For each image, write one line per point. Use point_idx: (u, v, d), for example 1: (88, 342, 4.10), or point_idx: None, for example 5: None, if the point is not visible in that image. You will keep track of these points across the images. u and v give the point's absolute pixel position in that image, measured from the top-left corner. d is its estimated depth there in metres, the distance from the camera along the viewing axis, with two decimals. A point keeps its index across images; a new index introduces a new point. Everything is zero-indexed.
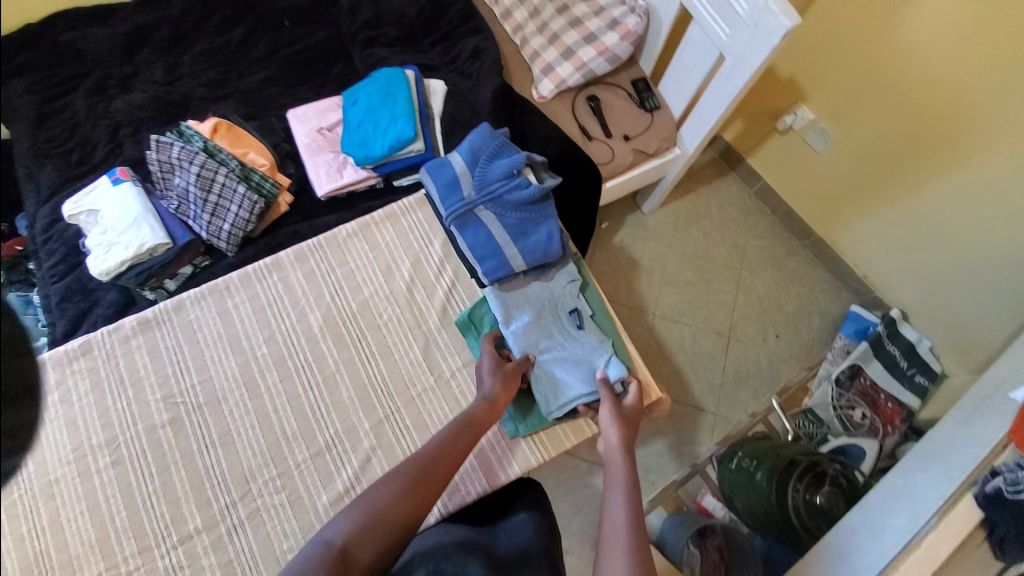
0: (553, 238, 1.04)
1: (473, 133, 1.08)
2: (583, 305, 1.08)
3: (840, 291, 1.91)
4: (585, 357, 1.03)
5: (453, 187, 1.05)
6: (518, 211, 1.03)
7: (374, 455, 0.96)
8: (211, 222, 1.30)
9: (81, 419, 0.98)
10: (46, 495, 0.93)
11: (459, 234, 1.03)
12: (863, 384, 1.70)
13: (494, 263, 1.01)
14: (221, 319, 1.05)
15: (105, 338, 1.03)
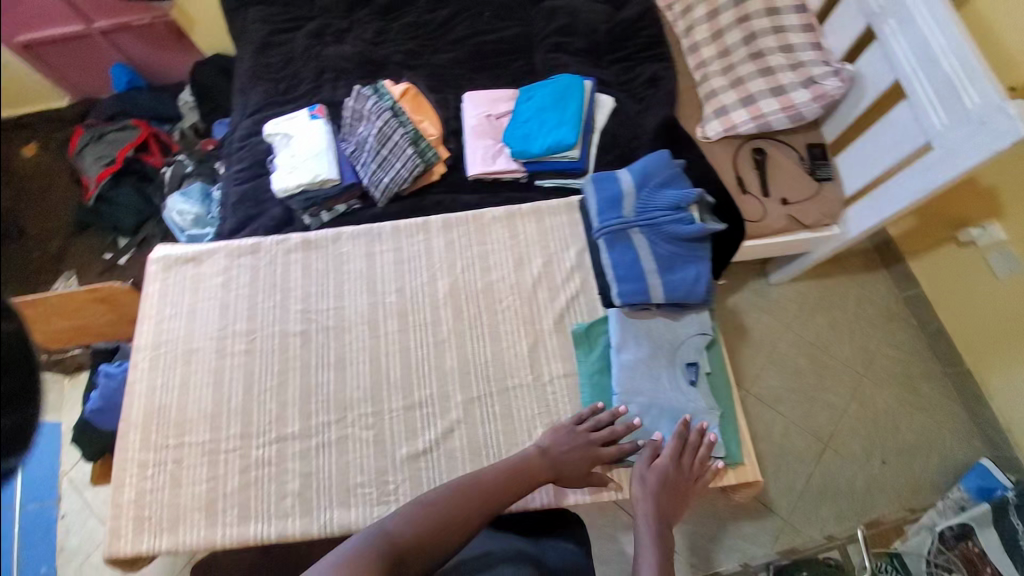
0: (699, 282, 1.00)
1: (649, 157, 1.06)
2: (704, 362, 1.01)
3: (977, 439, 1.64)
4: (689, 416, 0.96)
5: (616, 203, 1.05)
6: (671, 246, 1.02)
7: (458, 428, 0.99)
8: (375, 173, 1.45)
9: (235, 305, 1.12)
10: (190, 358, 1.09)
11: (606, 249, 1.03)
12: (967, 551, 1.38)
13: (630, 288, 0.99)
14: (366, 260, 1.15)
15: (272, 246, 1.17)
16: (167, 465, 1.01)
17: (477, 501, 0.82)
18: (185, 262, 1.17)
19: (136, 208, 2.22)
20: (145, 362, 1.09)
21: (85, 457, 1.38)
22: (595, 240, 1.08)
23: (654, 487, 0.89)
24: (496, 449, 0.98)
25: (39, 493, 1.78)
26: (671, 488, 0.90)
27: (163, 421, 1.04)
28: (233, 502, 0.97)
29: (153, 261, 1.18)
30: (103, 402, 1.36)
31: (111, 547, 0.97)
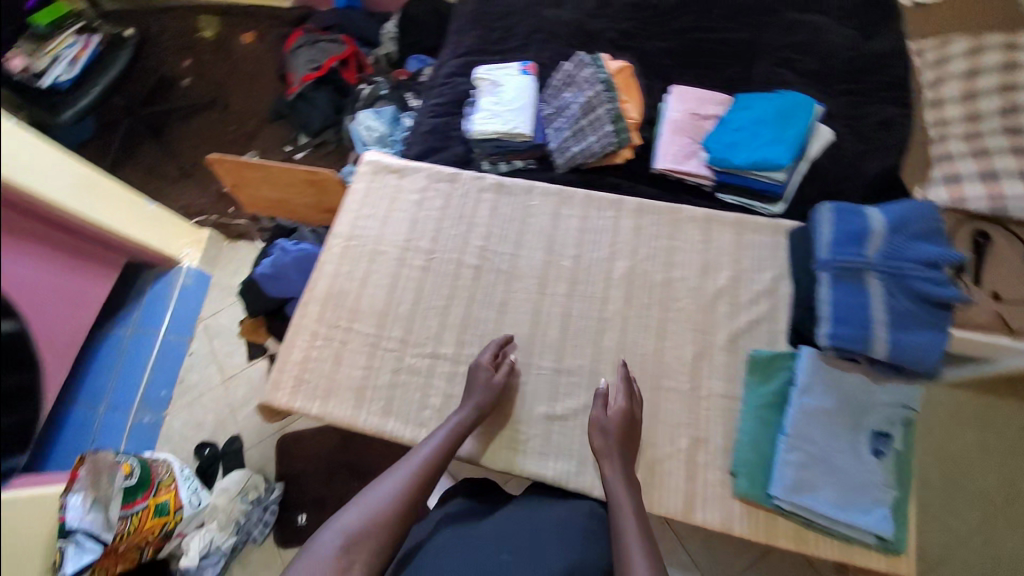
0: (935, 353, 0.89)
1: (910, 203, 0.97)
2: (892, 437, 0.93)
3: None
4: (863, 486, 0.89)
5: (858, 239, 0.96)
6: (913, 304, 0.92)
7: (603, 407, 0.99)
8: (566, 140, 1.47)
9: (423, 223, 1.20)
10: (374, 257, 1.18)
11: (829, 284, 0.96)
12: None
13: (849, 333, 0.91)
14: (551, 219, 1.16)
15: (469, 180, 1.23)
16: (334, 341, 1.11)
17: (413, 471, 0.84)
18: (390, 171, 1.27)
19: (325, 114, 2.46)
20: (336, 248, 1.20)
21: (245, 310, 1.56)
22: (814, 271, 1.00)
23: (607, 428, 0.90)
24: None
25: (180, 328, 2.17)
26: (628, 430, 0.91)
27: (338, 304, 1.14)
28: (379, 396, 1.05)
29: (365, 162, 1.29)
30: (274, 269, 1.53)
31: (269, 396, 1.08)
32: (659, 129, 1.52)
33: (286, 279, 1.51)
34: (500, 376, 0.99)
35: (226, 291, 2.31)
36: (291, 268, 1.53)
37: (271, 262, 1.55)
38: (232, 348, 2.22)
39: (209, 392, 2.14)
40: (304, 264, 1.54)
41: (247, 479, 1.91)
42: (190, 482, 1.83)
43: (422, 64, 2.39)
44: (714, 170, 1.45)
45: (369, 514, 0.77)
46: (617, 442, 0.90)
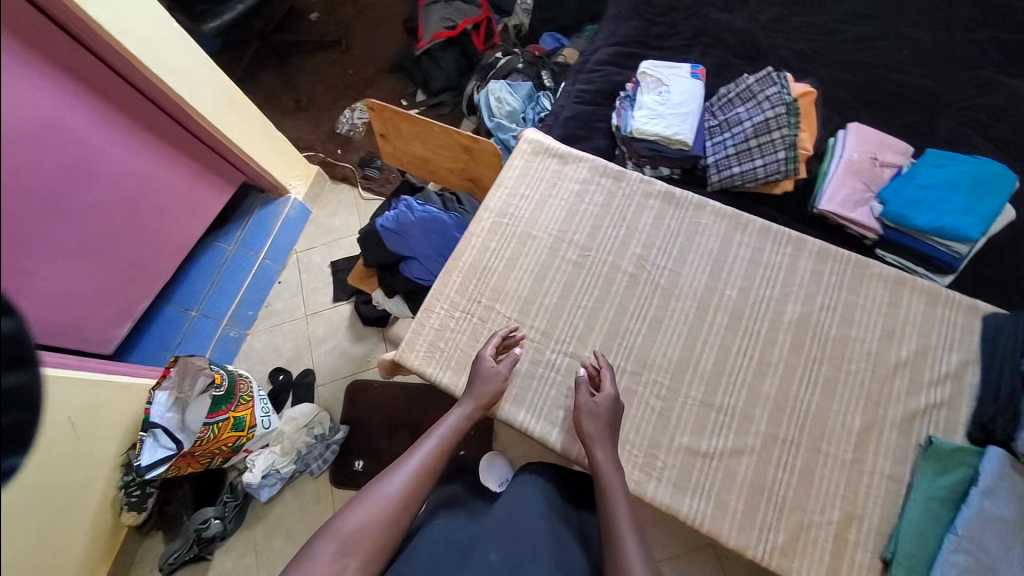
0: None
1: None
2: None
3: None
4: None
5: None
6: None
7: (751, 453, 0.96)
8: (728, 158, 1.39)
9: (580, 216, 1.15)
10: (525, 240, 1.14)
11: None
12: None
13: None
14: (721, 243, 1.10)
15: (636, 182, 1.17)
16: (473, 317, 1.09)
17: (414, 470, 0.95)
18: (553, 155, 1.22)
19: (448, 75, 2.42)
20: (487, 222, 1.17)
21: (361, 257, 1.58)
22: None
23: (600, 419, 0.92)
24: (781, 498, 0.93)
25: (276, 256, 2.23)
26: (616, 417, 0.93)
27: (482, 280, 1.12)
28: (514, 382, 1.03)
29: (528, 139, 1.24)
30: (396, 223, 1.53)
31: (404, 354, 1.08)
32: (828, 169, 1.40)
33: (413, 237, 1.50)
34: (497, 368, 0.99)
35: (321, 228, 2.34)
36: (412, 229, 1.49)
37: (395, 217, 1.55)
38: (317, 286, 2.24)
39: (289, 323, 2.18)
40: (429, 228, 1.50)
41: (315, 415, 1.95)
42: (264, 405, 1.87)
43: (557, 43, 2.29)
44: (884, 224, 1.33)
45: (373, 508, 0.87)
46: (606, 426, 0.92)
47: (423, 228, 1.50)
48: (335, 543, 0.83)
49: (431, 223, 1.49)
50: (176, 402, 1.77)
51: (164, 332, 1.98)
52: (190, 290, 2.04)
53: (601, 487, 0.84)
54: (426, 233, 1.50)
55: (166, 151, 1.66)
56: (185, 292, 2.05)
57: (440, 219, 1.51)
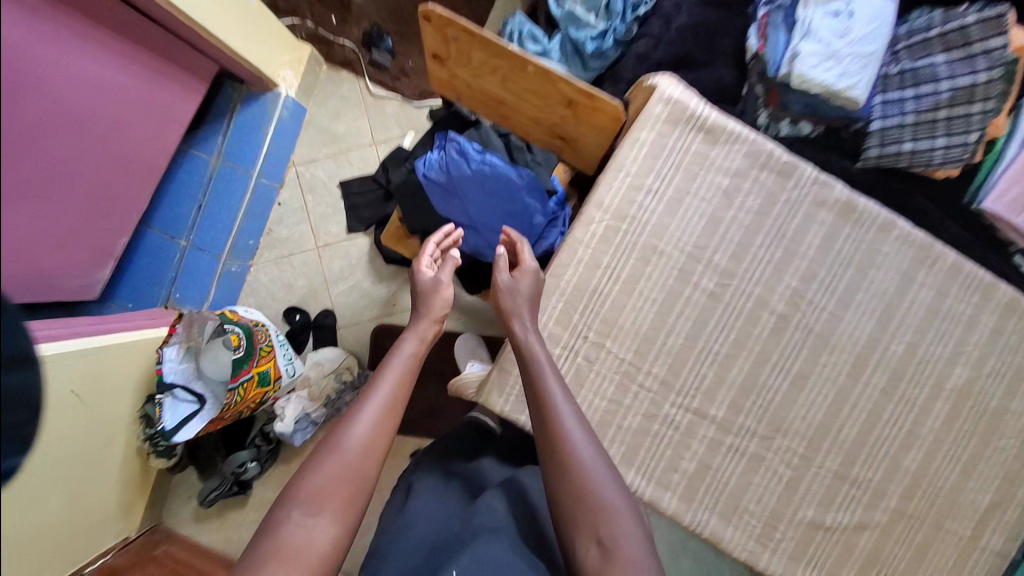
0: None
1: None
2: None
3: None
4: None
5: None
6: None
7: (875, 527, 0.91)
8: (901, 128, 1.07)
9: (725, 227, 0.86)
10: (648, 257, 0.87)
11: None
12: None
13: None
14: (898, 283, 0.88)
15: (808, 182, 0.86)
16: (576, 355, 0.89)
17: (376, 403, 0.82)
18: (697, 127, 0.86)
19: None
20: (599, 227, 0.88)
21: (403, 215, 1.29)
22: None
23: (525, 297, 0.84)
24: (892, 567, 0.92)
25: (272, 174, 1.83)
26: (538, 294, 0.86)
27: (589, 308, 0.88)
28: (624, 439, 0.90)
29: (663, 98, 0.86)
30: (443, 175, 1.19)
31: (491, 394, 0.94)
32: (1005, 150, 1.06)
33: (468, 195, 1.19)
34: (437, 278, 1.00)
35: (324, 136, 1.87)
36: (467, 185, 1.18)
37: (443, 165, 1.19)
38: (326, 211, 1.89)
39: (299, 255, 1.88)
40: (488, 186, 1.17)
41: (342, 360, 1.79)
42: (286, 350, 1.68)
43: None
44: None
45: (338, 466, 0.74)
46: (529, 304, 0.84)
47: (478, 185, 1.17)
48: (297, 505, 0.70)
49: (491, 181, 1.16)
50: (188, 353, 1.59)
51: (156, 263, 1.71)
52: (176, 215, 1.72)
53: (528, 366, 0.79)
54: (483, 193, 1.18)
55: (108, 38, 1.15)
56: (169, 215, 1.72)
57: (499, 176, 1.15)
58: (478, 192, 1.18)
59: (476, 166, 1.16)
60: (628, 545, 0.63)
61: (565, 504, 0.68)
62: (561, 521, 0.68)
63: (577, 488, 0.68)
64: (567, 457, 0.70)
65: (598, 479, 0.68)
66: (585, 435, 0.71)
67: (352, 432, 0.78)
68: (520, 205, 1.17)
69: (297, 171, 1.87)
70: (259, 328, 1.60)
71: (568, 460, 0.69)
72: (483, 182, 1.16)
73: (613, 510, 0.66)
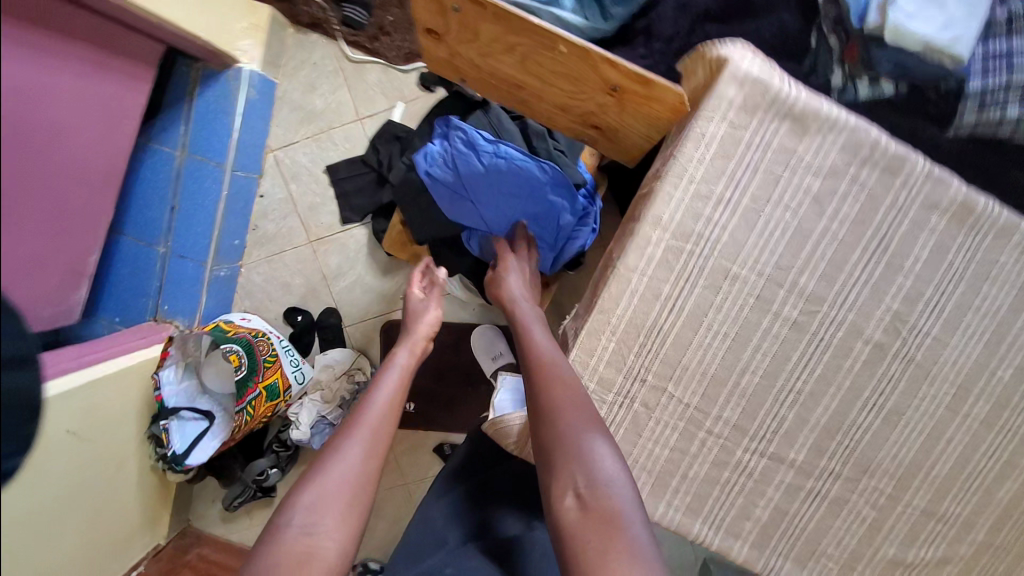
0: None
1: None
2: None
3: None
4: None
5: None
6: None
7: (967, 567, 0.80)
8: (1009, 86, 0.86)
9: (814, 242, 0.69)
10: (721, 283, 0.70)
11: None
12: None
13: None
14: (1020, 296, 0.73)
15: (919, 180, 0.68)
16: (633, 403, 0.75)
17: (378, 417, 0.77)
18: (782, 115, 0.66)
19: None
20: (657, 250, 0.70)
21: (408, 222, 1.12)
22: None
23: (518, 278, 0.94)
24: None
25: (248, 163, 1.58)
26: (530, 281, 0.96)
27: (647, 347, 0.73)
28: (688, 490, 0.78)
29: (735, 76, 0.65)
30: (449, 173, 0.98)
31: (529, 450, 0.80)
32: None
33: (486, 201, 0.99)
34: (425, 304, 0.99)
35: (303, 114, 1.62)
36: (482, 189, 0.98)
37: (445, 163, 0.99)
38: (315, 202, 1.65)
39: (293, 251, 1.65)
40: (509, 185, 0.98)
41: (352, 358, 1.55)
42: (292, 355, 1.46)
43: None
44: None
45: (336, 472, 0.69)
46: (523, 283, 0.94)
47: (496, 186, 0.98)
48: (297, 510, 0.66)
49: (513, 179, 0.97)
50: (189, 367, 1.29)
51: (134, 275, 1.47)
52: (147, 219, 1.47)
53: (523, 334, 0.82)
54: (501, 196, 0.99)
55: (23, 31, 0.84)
56: (140, 219, 1.47)
57: (522, 173, 0.96)
58: (495, 194, 0.98)
59: (492, 162, 0.96)
60: (619, 495, 0.61)
61: (561, 470, 0.63)
62: (542, 472, 0.66)
63: (565, 437, 0.66)
64: (557, 406, 0.68)
65: (584, 428, 0.66)
66: (574, 395, 0.68)
67: (349, 452, 0.72)
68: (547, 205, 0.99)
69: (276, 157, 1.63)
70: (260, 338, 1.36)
71: (557, 408, 0.67)
72: (502, 180, 0.97)
73: (599, 462, 0.63)
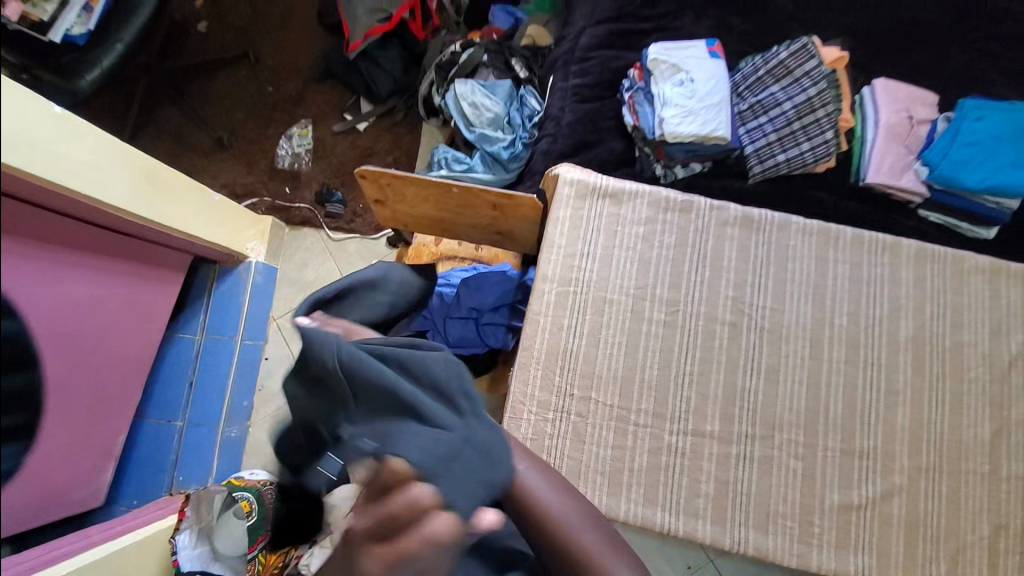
0: None
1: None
2: None
3: None
4: None
5: None
6: None
7: (903, 497, 0.91)
8: (771, 145, 1.25)
9: (655, 263, 1.00)
10: (602, 307, 0.99)
11: None
12: None
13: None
14: (816, 265, 0.98)
15: (708, 211, 1.02)
16: (571, 415, 0.95)
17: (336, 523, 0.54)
18: (602, 195, 1.04)
19: (393, 76, 2.08)
20: (551, 295, 1.00)
21: None
22: None
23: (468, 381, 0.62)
24: (937, 532, 0.91)
25: (256, 332, 1.94)
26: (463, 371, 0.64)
27: (567, 365, 0.96)
28: (640, 481, 0.92)
29: (567, 180, 1.04)
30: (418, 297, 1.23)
31: None
32: (864, 135, 1.31)
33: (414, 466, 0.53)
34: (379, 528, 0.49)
35: (297, 286, 2.04)
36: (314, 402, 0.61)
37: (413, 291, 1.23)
38: None
39: None
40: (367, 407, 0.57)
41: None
42: None
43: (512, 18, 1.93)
44: (930, 187, 1.28)
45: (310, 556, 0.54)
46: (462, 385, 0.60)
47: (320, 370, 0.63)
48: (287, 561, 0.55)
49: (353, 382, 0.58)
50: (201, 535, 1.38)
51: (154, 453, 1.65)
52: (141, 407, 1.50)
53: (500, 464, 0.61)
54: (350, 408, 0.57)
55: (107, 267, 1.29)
56: (160, 403, 1.70)
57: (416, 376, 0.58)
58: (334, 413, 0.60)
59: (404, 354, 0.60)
60: None
61: None
62: None
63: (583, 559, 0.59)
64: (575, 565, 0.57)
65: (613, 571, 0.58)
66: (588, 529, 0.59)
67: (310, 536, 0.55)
68: (477, 282, 1.26)
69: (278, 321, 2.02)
70: None
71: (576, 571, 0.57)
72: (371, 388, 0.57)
73: None
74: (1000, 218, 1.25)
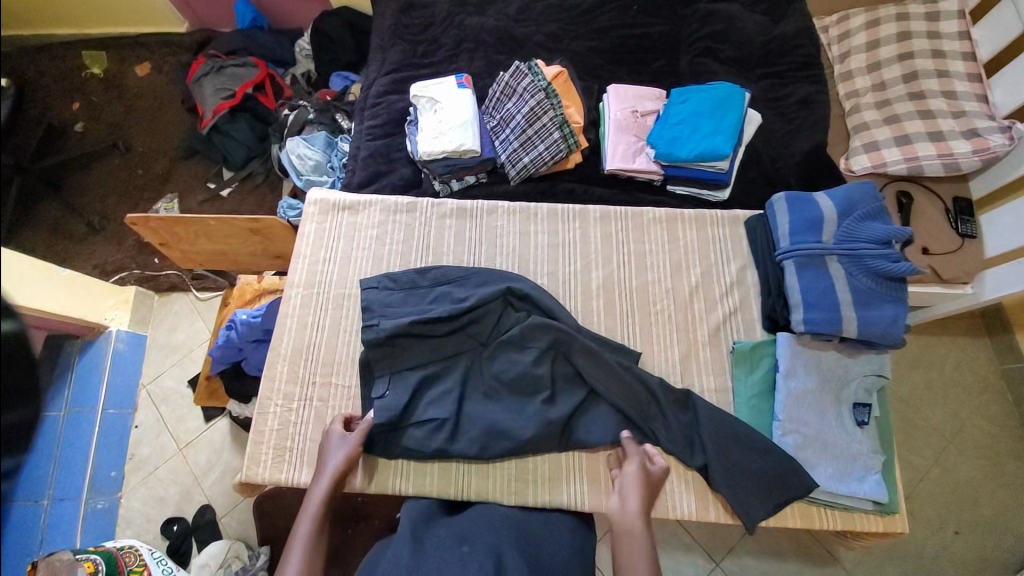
0: (898, 322, 1.00)
1: (854, 186, 1.08)
2: (873, 405, 1.04)
3: None
4: (854, 465, 0.99)
5: (811, 228, 1.08)
6: (870, 279, 1.03)
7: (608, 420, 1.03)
8: (516, 151, 1.46)
9: (388, 257, 1.18)
10: (342, 301, 1.14)
11: (794, 273, 1.06)
12: None
13: (821, 316, 1.01)
14: (521, 237, 1.19)
15: (430, 208, 1.22)
16: (313, 401, 1.07)
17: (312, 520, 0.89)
18: (342, 210, 1.22)
19: (245, 144, 2.22)
20: (294, 299, 1.14)
21: (220, 398, 1.51)
22: (779, 261, 1.10)
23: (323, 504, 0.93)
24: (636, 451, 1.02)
25: (120, 401, 1.84)
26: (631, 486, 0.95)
27: (310, 359, 1.10)
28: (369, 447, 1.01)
29: (314, 201, 1.23)
30: (225, 346, 1.37)
31: (250, 471, 1.03)
32: (604, 130, 1.52)
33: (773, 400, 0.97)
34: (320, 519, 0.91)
35: (168, 350, 1.98)
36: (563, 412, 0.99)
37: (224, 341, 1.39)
38: (183, 413, 1.90)
39: (165, 465, 1.82)
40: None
41: (228, 549, 1.52)
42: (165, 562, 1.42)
43: (347, 81, 2.22)
44: (661, 165, 1.46)
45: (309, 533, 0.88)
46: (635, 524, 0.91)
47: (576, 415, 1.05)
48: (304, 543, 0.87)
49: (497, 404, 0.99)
50: None
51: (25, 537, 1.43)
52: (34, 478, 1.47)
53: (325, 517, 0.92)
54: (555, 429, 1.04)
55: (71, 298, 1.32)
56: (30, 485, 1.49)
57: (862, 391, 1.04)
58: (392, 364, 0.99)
59: (859, 422, 1.02)
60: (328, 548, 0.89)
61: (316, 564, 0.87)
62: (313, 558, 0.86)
63: (625, 557, 0.85)
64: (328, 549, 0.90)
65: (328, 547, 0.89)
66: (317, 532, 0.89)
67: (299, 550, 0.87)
68: (273, 307, 1.35)
69: (158, 375, 1.96)
70: (127, 550, 1.37)
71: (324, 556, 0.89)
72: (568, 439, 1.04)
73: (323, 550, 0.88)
74: (727, 180, 1.44)
